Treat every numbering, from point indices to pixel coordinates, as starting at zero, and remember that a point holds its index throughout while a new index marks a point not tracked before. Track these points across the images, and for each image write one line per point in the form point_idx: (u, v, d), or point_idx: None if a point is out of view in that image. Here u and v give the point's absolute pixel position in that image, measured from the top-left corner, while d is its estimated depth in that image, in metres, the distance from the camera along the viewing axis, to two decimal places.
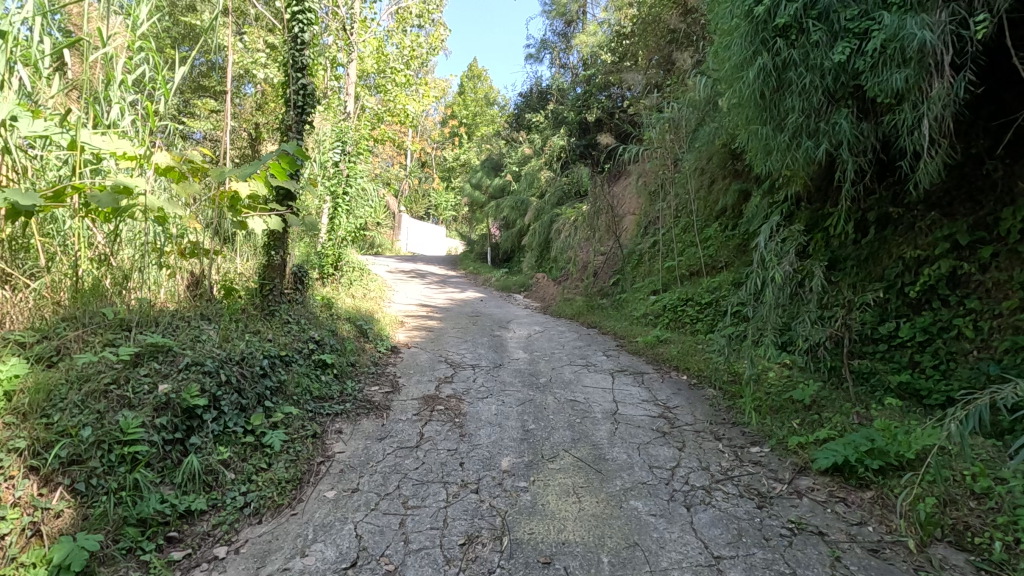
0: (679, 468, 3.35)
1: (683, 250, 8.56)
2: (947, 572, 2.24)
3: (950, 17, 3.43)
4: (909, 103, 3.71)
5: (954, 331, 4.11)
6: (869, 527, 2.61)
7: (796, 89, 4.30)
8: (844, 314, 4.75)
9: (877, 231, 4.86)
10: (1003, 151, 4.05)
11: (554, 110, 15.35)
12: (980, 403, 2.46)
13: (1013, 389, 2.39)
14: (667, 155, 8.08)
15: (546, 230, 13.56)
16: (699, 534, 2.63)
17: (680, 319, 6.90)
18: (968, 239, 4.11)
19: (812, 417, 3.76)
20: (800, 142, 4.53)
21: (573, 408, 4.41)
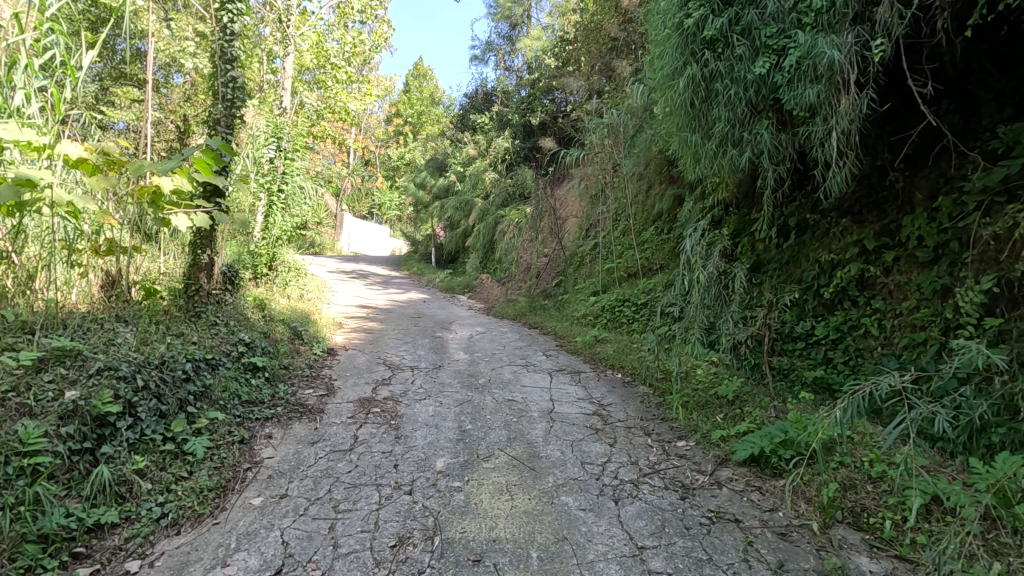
0: (609, 463, 3.46)
1: (622, 252, 8.81)
2: (845, 551, 2.43)
3: (855, 39, 3.69)
4: (820, 117, 3.99)
5: (862, 330, 4.44)
6: (780, 512, 2.78)
7: (722, 100, 4.52)
8: (766, 314, 5.05)
9: (797, 236, 5.18)
10: (903, 164, 4.42)
11: (499, 113, 15.45)
12: (857, 395, 2.67)
13: (888, 381, 2.64)
14: (606, 160, 8.30)
15: (490, 232, 13.61)
16: (625, 526, 2.73)
17: (618, 319, 7.11)
18: (874, 244, 4.45)
19: (735, 411, 3.97)
20: (725, 151, 4.77)
21: (510, 408, 4.46)
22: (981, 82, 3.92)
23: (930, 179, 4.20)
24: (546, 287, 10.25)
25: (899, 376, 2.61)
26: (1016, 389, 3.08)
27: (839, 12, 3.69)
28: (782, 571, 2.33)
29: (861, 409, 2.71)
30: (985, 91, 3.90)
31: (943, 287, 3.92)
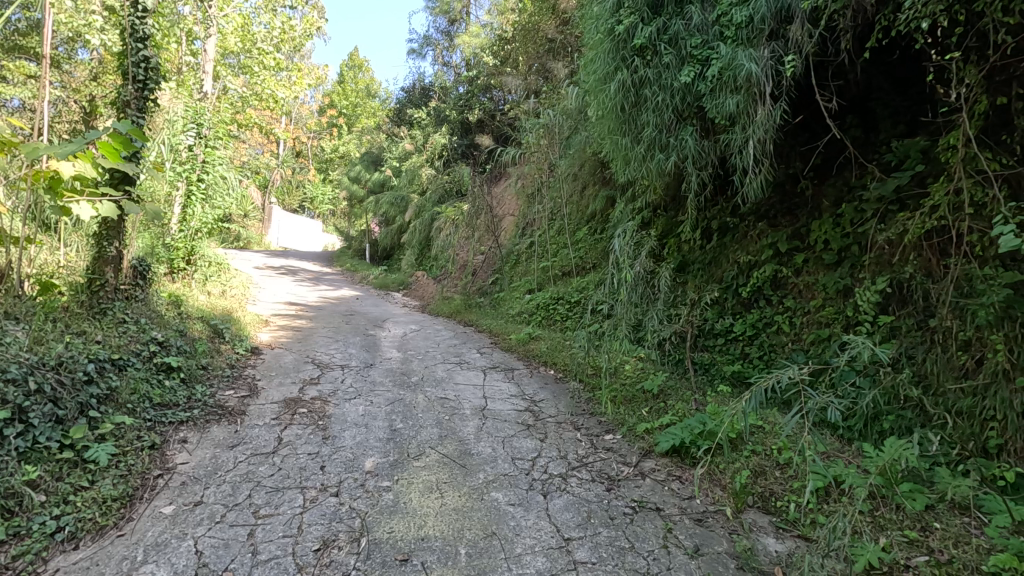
0: (539, 458, 3.52)
1: (557, 250, 8.96)
2: (754, 534, 2.59)
3: (771, 53, 3.93)
4: (740, 126, 4.24)
5: (775, 327, 4.74)
6: (697, 500, 2.93)
7: (651, 106, 4.70)
8: (689, 313, 5.31)
9: (719, 238, 5.47)
10: (812, 173, 4.76)
11: (436, 109, 15.26)
12: (758, 387, 2.92)
13: (787, 373, 2.87)
14: (542, 160, 8.41)
15: (427, 228, 13.46)
16: (552, 519, 2.78)
17: (552, 317, 7.23)
18: (786, 247, 4.77)
19: (659, 405, 4.14)
20: (653, 155, 4.96)
21: (442, 406, 4.42)
22: (879, 100, 4.28)
23: (835, 188, 4.55)
24: (482, 285, 10.25)
25: (795, 369, 2.85)
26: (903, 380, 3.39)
27: (757, 28, 3.91)
28: (698, 555, 2.46)
29: (763, 400, 2.95)
30: (882, 109, 4.26)
31: (845, 287, 4.26)
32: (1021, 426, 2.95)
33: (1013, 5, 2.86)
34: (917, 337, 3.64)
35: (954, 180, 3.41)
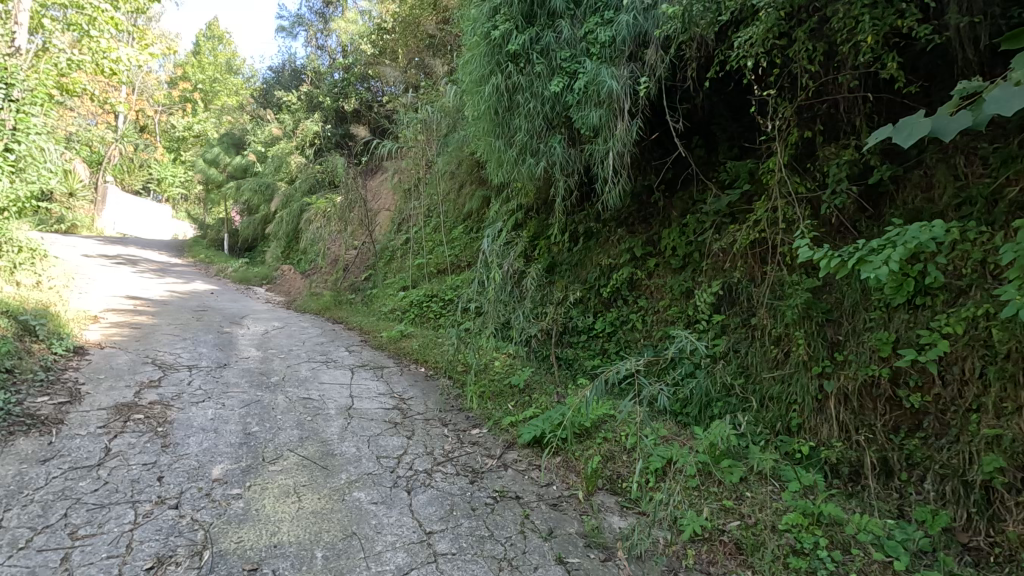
0: (405, 455, 3.50)
1: (432, 248, 8.94)
2: (601, 513, 2.83)
3: (630, 73, 4.29)
4: (602, 138, 4.57)
5: (630, 324, 5.15)
6: (554, 486, 3.12)
7: (523, 112, 4.88)
8: (554, 311, 5.59)
9: (585, 242, 5.86)
10: (664, 186, 5.27)
11: (308, 93, 14.39)
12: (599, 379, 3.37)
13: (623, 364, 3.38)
14: (420, 156, 8.32)
15: (295, 220, 12.66)
16: (414, 515, 2.79)
17: (425, 314, 7.20)
18: (642, 252, 5.24)
19: (524, 399, 4.33)
20: (525, 159, 5.16)
21: (305, 407, 4.21)
22: (719, 125, 4.85)
23: (682, 201, 5.10)
24: (353, 281, 9.89)
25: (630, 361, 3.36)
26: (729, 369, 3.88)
27: (619, 48, 4.25)
28: (551, 537, 2.62)
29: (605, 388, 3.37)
30: (722, 133, 4.86)
31: (688, 289, 4.75)
32: (814, 406, 3.54)
33: (815, 55, 3.42)
34: (741, 333, 4.20)
35: (771, 199, 3.99)
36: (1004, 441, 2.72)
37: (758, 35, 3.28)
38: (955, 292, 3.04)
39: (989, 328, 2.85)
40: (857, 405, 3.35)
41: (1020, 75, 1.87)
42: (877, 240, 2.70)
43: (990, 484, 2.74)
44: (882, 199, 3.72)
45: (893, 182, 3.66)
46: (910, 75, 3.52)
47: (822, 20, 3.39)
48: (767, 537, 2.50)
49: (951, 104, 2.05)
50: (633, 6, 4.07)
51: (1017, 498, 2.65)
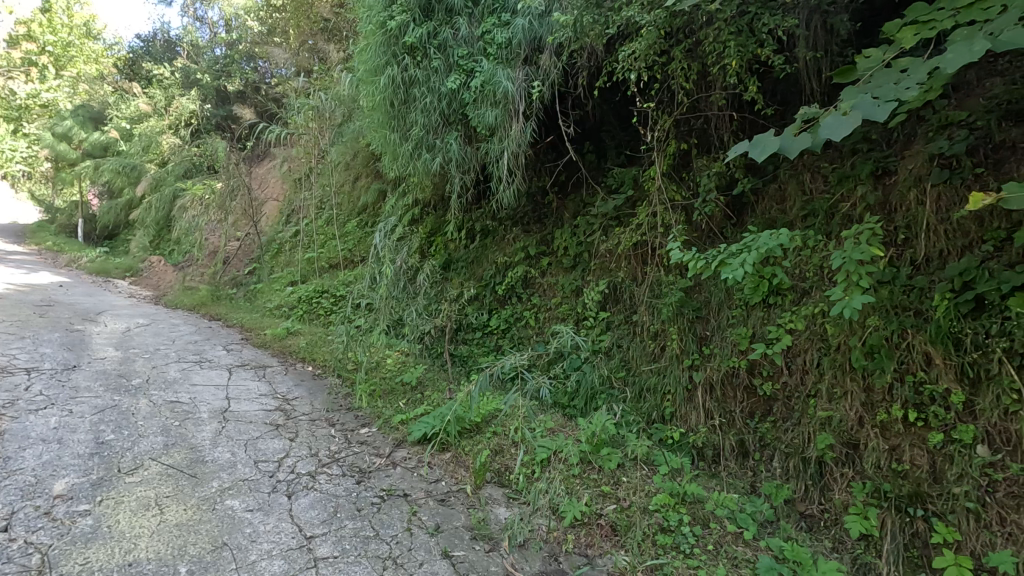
0: (286, 458, 3.32)
1: (324, 242, 8.53)
2: (488, 506, 2.88)
3: (525, 76, 4.41)
4: (498, 138, 4.64)
5: (524, 321, 5.27)
6: (443, 482, 3.13)
7: (419, 106, 4.81)
8: (449, 307, 5.59)
9: (481, 240, 5.92)
10: (556, 188, 5.45)
11: (184, 68, 13.11)
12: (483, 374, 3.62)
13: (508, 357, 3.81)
14: (311, 144, 7.92)
15: (166, 206, 11.47)
16: (294, 519, 2.67)
17: (314, 311, 6.86)
18: (535, 251, 5.40)
19: (416, 397, 4.27)
20: (420, 154, 5.09)
21: (172, 412, 3.85)
22: (608, 132, 5.12)
23: (573, 203, 5.31)
24: (235, 274, 9.17)
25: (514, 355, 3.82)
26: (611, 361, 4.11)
27: (514, 51, 4.34)
28: (438, 532, 2.63)
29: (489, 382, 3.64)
30: (610, 140, 5.13)
31: (577, 288, 4.96)
32: (685, 396, 3.86)
33: (690, 74, 3.72)
34: (624, 329, 4.46)
35: (652, 204, 4.29)
36: (834, 422, 3.16)
37: (640, 50, 3.49)
38: (800, 292, 3.48)
39: (824, 324, 3.30)
40: (720, 394, 3.71)
41: (848, 105, 2.15)
42: (736, 245, 3.01)
43: (822, 459, 3.17)
44: (744, 209, 4.15)
45: (753, 195, 4.10)
46: (769, 99, 3.98)
47: (696, 43, 3.69)
48: (638, 517, 2.70)
49: (797, 125, 2.33)
50: (528, 11, 4.17)
51: (842, 469, 3.10)
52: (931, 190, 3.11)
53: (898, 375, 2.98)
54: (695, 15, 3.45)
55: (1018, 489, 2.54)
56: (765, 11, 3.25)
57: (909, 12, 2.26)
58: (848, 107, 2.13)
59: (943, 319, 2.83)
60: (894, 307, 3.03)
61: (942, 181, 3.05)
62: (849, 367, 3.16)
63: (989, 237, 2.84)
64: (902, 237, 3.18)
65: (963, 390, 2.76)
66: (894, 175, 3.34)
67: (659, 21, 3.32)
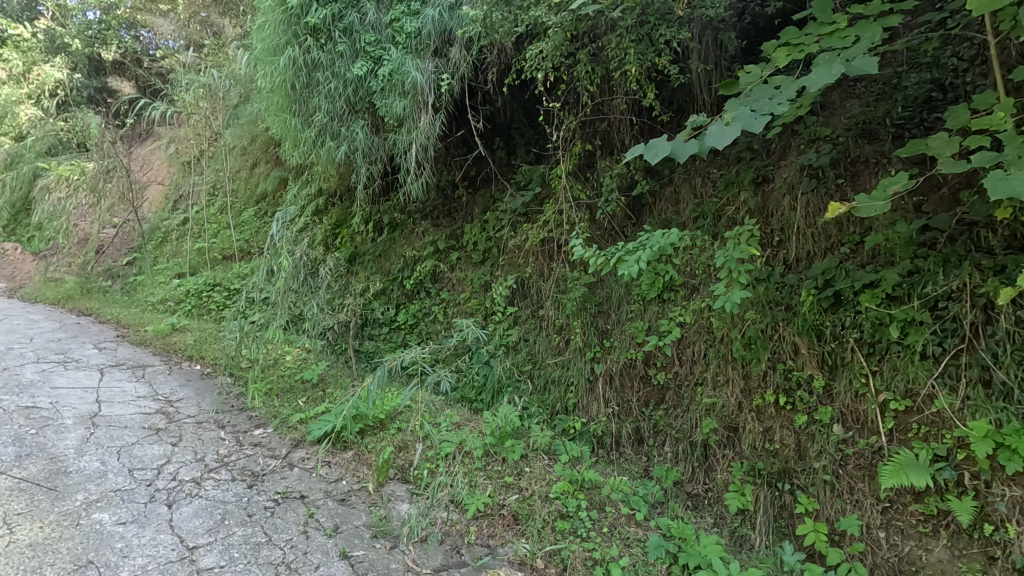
0: (167, 465, 3.05)
1: (217, 231, 7.91)
2: (391, 503, 2.83)
3: (434, 68, 4.34)
4: (406, 129, 4.55)
5: (432, 316, 5.21)
6: (343, 481, 3.03)
7: (322, 91, 4.58)
8: (354, 302, 5.41)
9: (389, 233, 5.79)
10: (466, 182, 5.44)
11: (47, 30, 11.53)
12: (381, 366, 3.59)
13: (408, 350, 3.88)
14: (201, 125, 7.28)
15: (24, 186, 10.07)
16: (175, 530, 2.47)
17: (204, 306, 6.34)
18: (444, 245, 5.36)
19: (317, 394, 4.08)
20: (324, 142, 4.87)
21: (26, 419, 3.40)
22: (518, 130, 5.20)
23: (483, 198, 5.33)
24: (110, 265, 8.26)
25: (415, 349, 3.89)
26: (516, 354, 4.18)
27: (423, 42, 4.26)
28: (337, 533, 2.56)
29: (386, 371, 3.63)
30: (519, 137, 5.21)
31: (486, 283, 4.97)
32: (586, 387, 4.01)
33: (594, 78, 3.86)
34: (531, 324, 4.55)
35: (558, 202, 4.40)
36: (717, 407, 3.44)
37: (547, 51, 3.56)
38: (691, 288, 3.74)
39: (710, 317, 3.57)
40: (619, 385, 3.90)
41: (730, 115, 2.31)
42: (632, 244, 3.18)
43: (707, 442, 3.43)
44: (643, 209, 4.38)
45: (651, 196, 4.34)
46: (666, 106, 4.24)
47: (600, 48, 3.83)
48: (539, 506, 2.77)
49: (687, 132, 2.46)
50: (438, 2, 4.11)
51: (724, 451, 3.37)
52: (801, 197, 3.46)
53: (771, 363, 3.29)
54: (599, 21, 3.57)
55: (864, 461, 2.89)
56: (662, 22, 3.44)
57: (783, 35, 2.49)
58: (730, 118, 2.28)
59: (808, 313, 3.16)
60: (769, 302, 3.34)
61: (810, 189, 3.41)
62: (732, 357, 3.44)
63: (846, 241, 3.21)
64: (776, 239, 3.52)
65: (823, 376, 3.11)
66: (771, 183, 3.68)
67: (565, 24, 3.41)
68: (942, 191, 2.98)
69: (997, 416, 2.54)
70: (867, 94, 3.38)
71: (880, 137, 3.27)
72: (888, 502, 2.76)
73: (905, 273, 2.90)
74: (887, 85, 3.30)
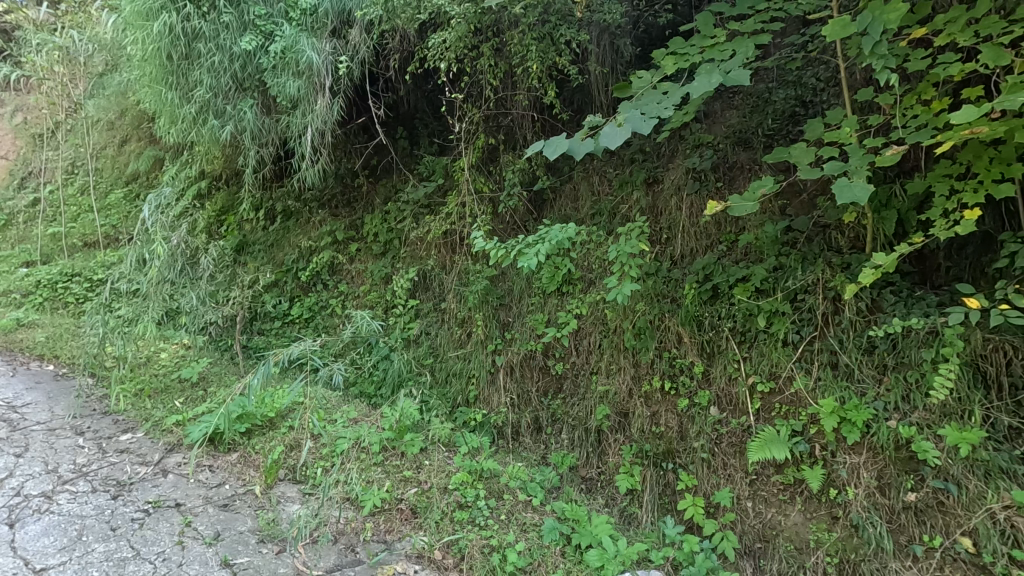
0: (10, 479, 2.73)
1: (77, 214, 6.98)
2: (281, 505, 2.68)
3: (332, 50, 4.13)
4: (301, 112, 4.30)
5: (329, 309, 4.93)
6: (226, 485, 2.82)
7: (204, 65, 4.20)
8: (241, 294, 5.03)
9: (283, 222, 5.45)
10: (367, 171, 5.26)
11: None
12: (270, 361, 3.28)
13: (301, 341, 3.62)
14: (57, 92, 6.38)
15: None
16: (19, 552, 2.25)
17: (60, 298, 5.59)
18: (343, 236, 5.12)
19: (197, 394, 3.73)
20: (206, 120, 4.47)
21: None
22: (422, 120, 5.11)
23: (385, 188, 5.18)
24: None
25: (308, 340, 3.65)
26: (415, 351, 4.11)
27: (320, 20, 4.04)
28: (217, 541, 2.41)
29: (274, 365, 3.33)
30: (423, 128, 5.11)
31: (386, 275, 4.80)
32: (488, 378, 4.05)
33: (497, 72, 3.88)
34: (433, 316, 4.48)
35: (461, 194, 4.38)
36: (611, 395, 3.62)
37: (450, 41, 3.52)
38: (588, 282, 3.90)
39: (605, 309, 3.76)
40: (520, 375, 3.98)
41: (623, 116, 2.41)
42: (532, 237, 3.25)
43: (601, 427, 3.61)
44: (544, 205, 4.49)
45: (551, 192, 4.46)
46: (566, 105, 4.36)
47: (503, 43, 3.86)
48: (437, 498, 2.76)
49: (584, 131, 2.54)
50: None
51: (616, 435, 3.55)
52: (686, 198, 3.73)
53: (658, 352, 3.53)
54: (502, 16, 3.60)
55: (736, 439, 3.17)
56: (563, 23, 3.54)
57: (671, 44, 2.66)
58: (622, 119, 2.38)
59: (691, 305, 3.42)
60: (656, 295, 3.58)
61: (694, 190, 3.68)
62: (623, 346, 3.64)
63: (724, 239, 3.50)
64: (664, 236, 3.76)
65: (702, 362, 3.37)
66: (661, 184, 3.93)
67: (468, 15, 3.39)
68: (802, 196, 3.35)
69: (840, 394, 2.91)
70: (744, 106, 3.71)
71: (753, 145, 3.60)
72: (755, 474, 3.06)
73: (771, 269, 3.23)
74: (759, 98, 3.64)
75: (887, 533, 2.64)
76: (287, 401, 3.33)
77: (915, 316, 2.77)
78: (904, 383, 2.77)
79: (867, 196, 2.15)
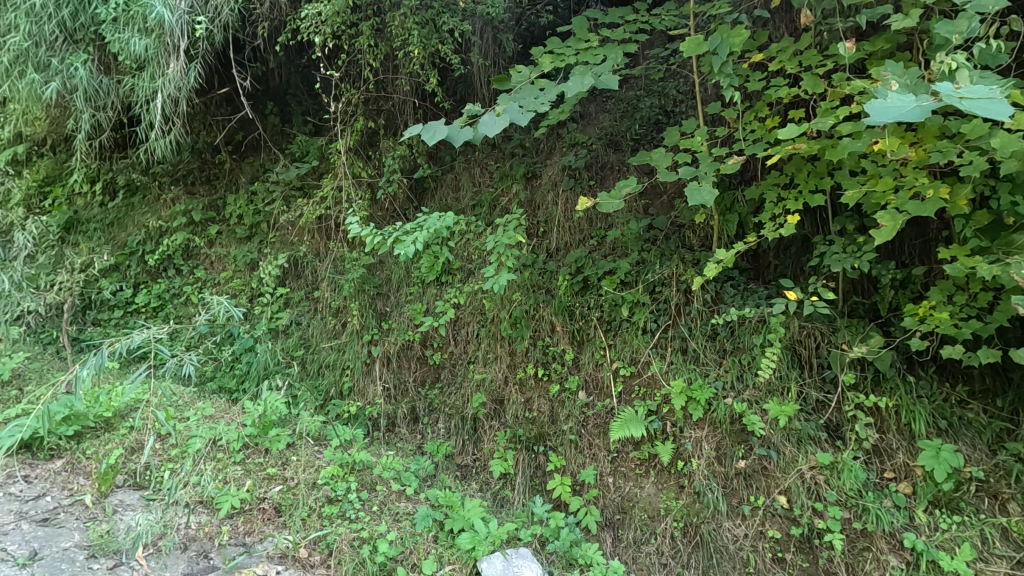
0: None
1: None
2: (117, 515, 2.39)
3: (188, 8, 3.67)
4: (148, 74, 3.78)
5: (183, 298, 4.44)
6: (48, 497, 2.45)
7: (23, 6, 3.58)
8: (69, 279, 4.36)
9: (126, 197, 4.81)
10: (230, 146, 4.81)
11: None
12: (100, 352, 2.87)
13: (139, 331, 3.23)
14: None
15: None
16: None
17: None
18: (200, 216, 4.63)
19: (9, 394, 3.19)
20: (23, 73, 3.80)
21: None
22: (294, 97, 4.75)
23: (251, 166, 4.78)
24: None
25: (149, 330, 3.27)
26: (278, 355, 3.98)
27: None
28: (34, 561, 2.09)
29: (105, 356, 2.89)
30: (296, 104, 4.77)
31: (251, 261, 4.44)
32: (363, 369, 3.91)
33: (377, 54, 3.75)
34: (304, 306, 4.23)
35: (337, 177, 4.17)
36: (487, 382, 3.70)
37: (326, 14, 3.33)
38: (467, 272, 3.94)
39: (483, 298, 3.83)
40: (397, 366, 3.92)
41: (501, 108, 2.46)
42: (410, 225, 3.21)
43: (477, 415, 3.66)
44: (424, 193, 4.44)
45: (432, 181, 4.42)
46: (449, 94, 4.35)
47: (384, 24, 3.75)
48: (305, 494, 2.64)
49: (463, 119, 2.53)
50: None
51: (491, 423, 3.63)
52: (561, 193, 3.90)
53: (532, 341, 3.67)
54: None
55: (600, 420, 3.40)
56: (445, 11, 3.53)
57: (549, 44, 2.75)
58: (500, 110, 2.42)
59: (563, 295, 3.60)
60: (532, 286, 3.72)
61: (569, 186, 3.86)
62: (500, 335, 3.74)
63: (595, 234, 3.73)
64: (541, 230, 3.91)
65: (572, 350, 3.56)
66: (539, 179, 4.07)
67: None
68: (662, 198, 3.68)
69: (688, 375, 3.24)
70: (614, 110, 3.98)
71: (622, 148, 3.86)
72: (616, 452, 3.30)
73: (634, 263, 3.51)
74: (628, 104, 3.93)
75: (723, 496, 2.99)
76: (126, 398, 2.96)
77: (749, 306, 3.17)
78: (739, 365, 3.17)
79: (712, 200, 2.41)
